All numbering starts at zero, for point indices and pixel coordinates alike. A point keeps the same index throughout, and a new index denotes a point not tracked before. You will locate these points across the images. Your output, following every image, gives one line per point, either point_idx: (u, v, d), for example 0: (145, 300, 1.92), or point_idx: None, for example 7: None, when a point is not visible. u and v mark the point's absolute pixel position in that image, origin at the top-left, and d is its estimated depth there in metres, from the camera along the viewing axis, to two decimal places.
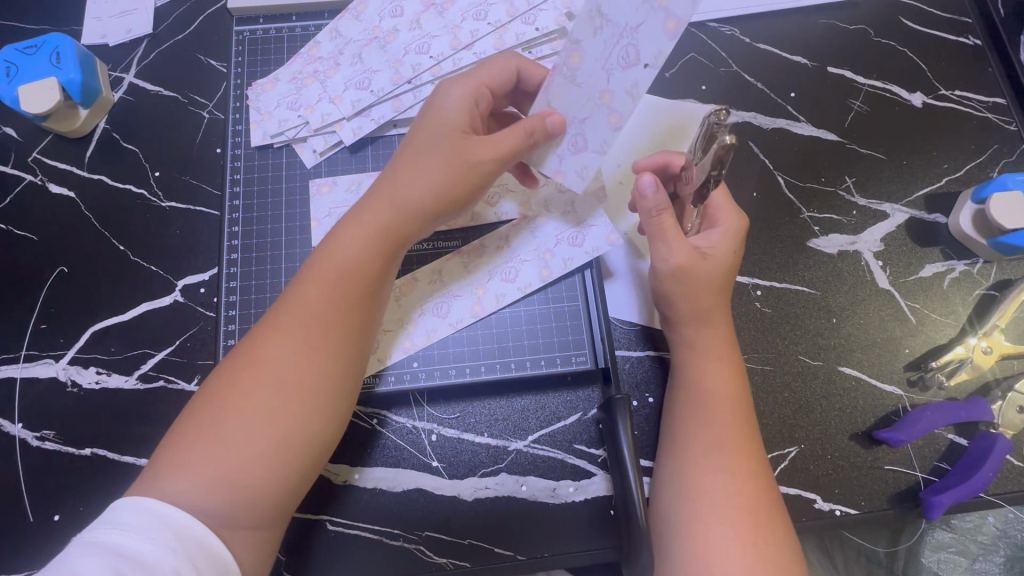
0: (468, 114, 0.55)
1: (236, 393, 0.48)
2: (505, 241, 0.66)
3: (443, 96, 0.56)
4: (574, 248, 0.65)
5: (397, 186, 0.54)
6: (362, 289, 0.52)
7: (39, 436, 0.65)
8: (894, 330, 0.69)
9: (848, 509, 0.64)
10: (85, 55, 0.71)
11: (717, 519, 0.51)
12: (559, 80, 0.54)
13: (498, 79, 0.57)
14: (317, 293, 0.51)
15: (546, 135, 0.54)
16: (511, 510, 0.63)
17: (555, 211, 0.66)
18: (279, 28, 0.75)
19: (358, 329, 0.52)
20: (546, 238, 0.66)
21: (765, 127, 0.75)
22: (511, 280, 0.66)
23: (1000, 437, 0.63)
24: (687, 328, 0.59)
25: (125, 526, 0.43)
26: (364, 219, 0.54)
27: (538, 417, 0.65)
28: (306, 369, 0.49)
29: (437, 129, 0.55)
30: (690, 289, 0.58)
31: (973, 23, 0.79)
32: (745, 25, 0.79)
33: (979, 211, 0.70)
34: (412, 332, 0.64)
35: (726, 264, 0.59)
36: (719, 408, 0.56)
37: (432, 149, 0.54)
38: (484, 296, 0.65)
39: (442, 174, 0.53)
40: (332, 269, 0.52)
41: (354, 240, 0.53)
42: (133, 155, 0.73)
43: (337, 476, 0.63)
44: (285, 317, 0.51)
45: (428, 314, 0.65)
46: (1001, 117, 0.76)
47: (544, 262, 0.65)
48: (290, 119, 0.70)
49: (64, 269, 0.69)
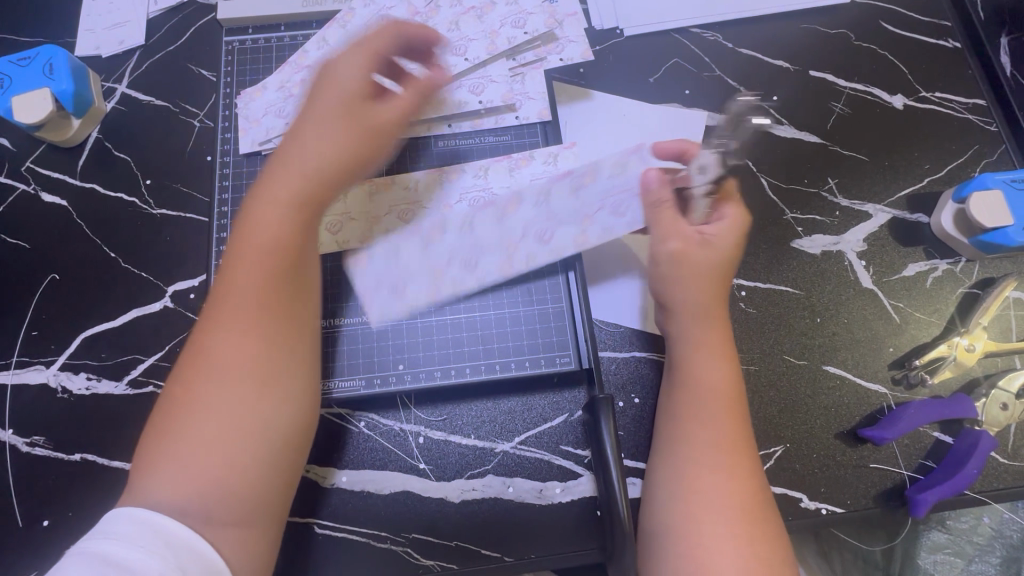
0: (367, 81, 0.57)
1: (188, 394, 0.48)
2: (545, 197, 0.66)
3: (337, 66, 0.57)
4: (614, 216, 0.63)
5: (297, 149, 0.55)
6: (290, 259, 0.52)
7: (30, 442, 0.65)
8: (878, 329, 0.70)
9: (834, 507, 0.65)
10: (78, 66, 0.72)
11: (712, 520, 0.51)
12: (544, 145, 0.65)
13: (385, 49, 0.58)
14: (243, 273, 0.51)
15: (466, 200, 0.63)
16: (497, 512, 0.63)
17: (603, 176, 0.64)
18: (268, 37, 0.76)
19: (291, 305, 0.52)
20: (587, 202, 0.64)
21: (748, 131, 0.76)
22: (543, 239, 0.64)
23: (983, 434, 0.63)
24: (686, 324, 0.60)
25: (116, 534, 0.43)
26: (280, 195, 0.53)
27: (525, 419, 0.65)
28: (248, 354, 0.49)
29: (335, 92, 0.56)
30: (689, 278, 0.61)
31: (953, 26, 0.81)
32: (728, 30, 0.80)
33: (960, 211, 0.70)
34: (438, 285, 0.64)
35: (726, 255, 0.61)
36: (715, 407, 0.56)
37: (321, 119, 0.55)
38: (515, 254, 0.64)
39: (328, 133, 0.55)
40: (253, 246, 0.52)
41: (275, 215, 0.52)
42: (125, 163, 0.74)
43: (325, 479, 0.63)
44: (221, 306, 0.50)
45: (452, 265, 0.64)
46: (982, 118, 0.77)
47: (579, 228, 0.64)
48: (278, 127, 0.71)
49: (55, 277, 0.70)
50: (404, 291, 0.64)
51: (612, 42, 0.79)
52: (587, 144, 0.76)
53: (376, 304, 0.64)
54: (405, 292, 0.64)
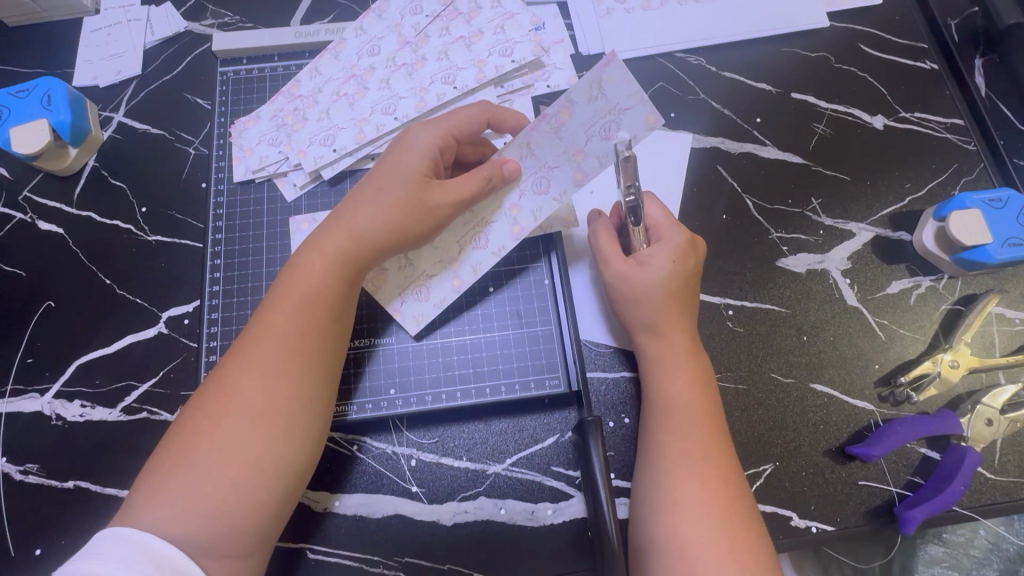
0: (432, 160, 0.58)
1: (206, 420, 0.50)
2: (527, 148, 0.59)
3: (411, 137, 0.59)
4: (606, 142, 0.57)
5: (361, 210, 0.57)
6: (325, 312, 0.55)
7: (23, 470, 0.65)
8: (864, 347, 0.71)
9: (824, 525, 0.65)
10: (75, 97, 0.73)
11: (693, 530, 0.52)
12: (544, 130, 0.58)
13: (466, 129, 0.61)
14: (282, 319, 0.54)
15: (503, 179, 0.59)
16: (490, 534, 0.64)
17: (580, 103, 0.56)
18: (262, 67, 0.78)
19: (321, 353, 0.54)
20: (573, 136, 0.58)
21: (732, 152, 0.78)
22: (544, 191, 0.60)
23: (970, 450, 0.64)
24: (645, 338, 0.62)
25: (100, 555, 0.43)
26: (324, 249, 0.56)
27: (516, 440, 0.66)
28: (274, 395, 0.51)
29: (400, 170, 0.57)
30: (635, 299, 0.62)
31: (929, 48, 0.83)
32: (710, 55, 0.82)
33: (940, 229, 0.72)
34: (458, 270, 0.64)
35: (665, 274, 0.61)
36: (685, 418, 0.57)
37: (390, 186, 0.57)
38: (520, 216, 0.62)
39: (385, 202, 0.57)
40: (295, 295, 0.55)
41: (319, 270, 0.55)
42: (121, 191, 0.75)
43: (317, 503, 0.63)
44: (254, 344, 0.53)
45: (466, 249, 0.64)
46: (960, 137, 0.79)
47: (576, 165, 0.59)
48: (272, 155, 0.73)
49: (52, 304, 0.71)
50: (428, 294, 0.65)
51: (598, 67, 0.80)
52: None
53: (408, 321, 0.65)
54: (429, 293, 0.65)
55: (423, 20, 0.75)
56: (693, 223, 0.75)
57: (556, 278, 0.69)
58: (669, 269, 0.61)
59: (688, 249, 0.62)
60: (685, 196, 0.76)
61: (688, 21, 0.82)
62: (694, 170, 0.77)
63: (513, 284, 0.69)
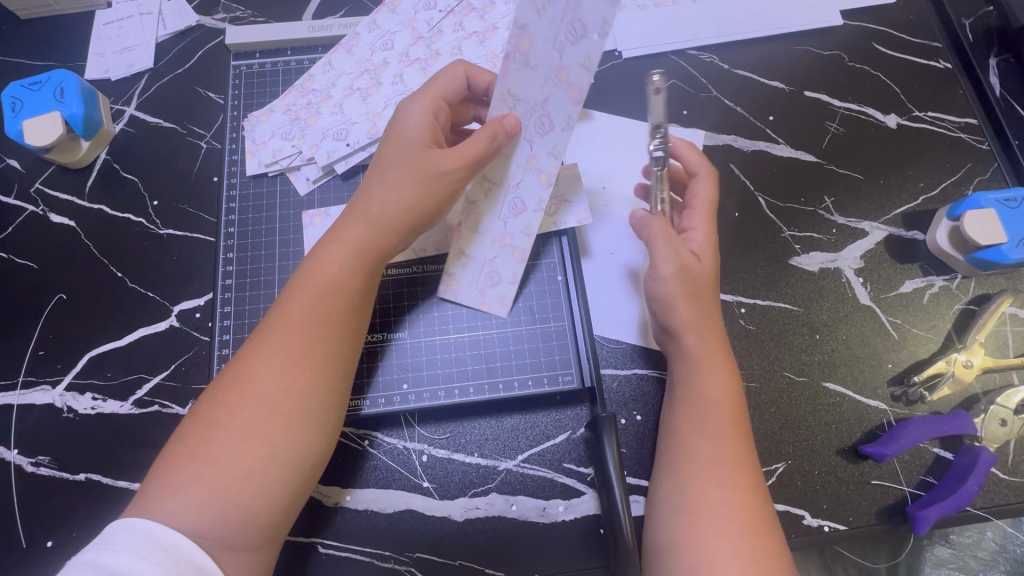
0: (430, 128, 0.58)
1: (226, 411, 0.50)
2: (511, 96, 0.55)
3: (402, 114, 0.59)
4: (579, 45, 0.50)
5: (375, 198, 0.57)
6: (344, 305, 0.55)
7: (35, 462, 0.65)
8: (877, 346, 0.70)
9: (836, 524, 0.65)
10: (88, 89, 0.73)
11: (719, 534, 0.52)
12: (516, 68, 0.54)
13: (452, 91, 0.60)
14: (300, 311, 0.53)
15: (508, 135, 0.55)
16: (501, 531, 0.64)
17: (534, 24, 0.52)
18: (275, 62, 0.78)
19: (339, 347, 0.54)
20: (545, 59, 0.52)
21: (745, 150, 0.77)
22: (550, 128, 0.55)
23: (983, 450, 0.64)
24: (686, 340, 0.60)
25: (116, 546, 0.43)
26: (344, 241, 0.56)
27: (528, 436, 0.66)
28: (292, 390, 0.51)
29: (401, 145, 0.57)
30: (684, 295, 0.59)
31: (943, 48, 0.82)
32: (723, 52, 0.82)
33: (954, 228, 0.72)
34: (512, 241, 0.62)
35: (711, 264, 0.62)
36: (718, 422, 0.57)
37: (397, 165, 0.57)
38: (541, 164, 0.57)
39: (402, 186, 0.56)
40: (314, 289, 0.54)
41: (341, 264, 0.55)
42: (133, 184, 0.75)
43: (328, 498, 0.63)
44: (274, 336, 0.53)
45: (508, 219, 0.61)
46: (974, 136, 0.79)
47: (564, 83, 0.52)
48: (284, 149, 0.73)
49: (63, 296, 0.71)
50: (499, 277, 0.64)
51: (611, 64, 0.81)
52: (585, 164, 0.76)
53: (495, 304, 0.66)
54: (498, 272, 0.64)
55: (436, 15, 0.75)
56: None
57: (569, 275, 0.69)
58: (711, 260, 0.62)
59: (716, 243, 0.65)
60: None
61: (702, 17, 0.82)
62: None
63: (524, 280, 0.69)
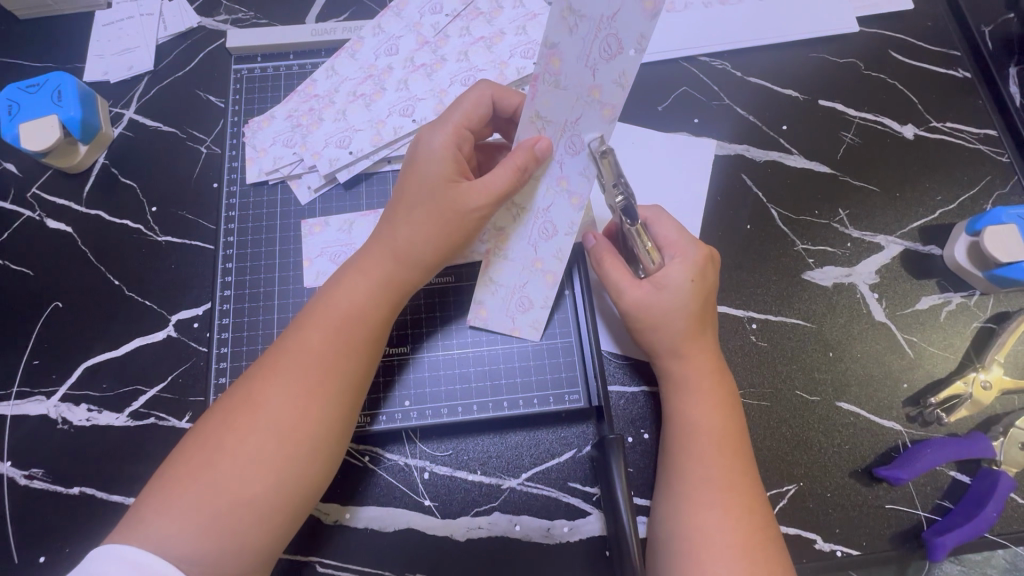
0: (454, 161, 0.55)
1: (231, 433, 0.49)
2: (539, 118, 0.52)
3: (425, 144, 0.56)
4: (614, 62, 0.47)
5: (400, 229, 0.55)
6: (361, 332, 0.53)
7: (28, 475, 0.64)
8: (892, 364, 0.68)
9: (849, 549, 0.63)
10: (86, 92, 0.72)
11: (716, 562, 0.50)
12: (544, 88, 0.50)
13: (475, 117, 0.57)
14: (309, 336, 0.52)
15: (537, 162, 0.53)
16: (503, 551, 0.62)
17: (564, 42, 0.48)
18: (276, 65, 0.77)
19: (350, 374, 0.52)
20: (577, 78, 0.49)
21: (758, 161, 0.75)
22: (580, 149, 0.53)
23: (1002, 474, 0.62)
24: (671, 363, 0.59)
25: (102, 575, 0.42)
26: (370, 272, 0.55)
27: (532, 454, 0.64)
28: (299, 416, 0.49)
29: (425, 181, 0.55)
30: (659, 322, 0.58)
31: (962, 56, 0.80)
32: (736, 59, 0.80)
33: (973, 244, 0.69)
34: (544, 266, 0.60)
35: (686, 294, 0.58)
36: (717, 448, 0.55)
37: (422, 202, 0.54)
38: (572, 186, 0.55)
39: (429, 222, 0.54)
40: (327, 314, 0.53)
41: (359, 288, 0.54)
42: (131, 190, 0.73)
43: (327, 515, 0.62)
44: (283, 359, 0.51)
45: (538, 244, 0.59)
46: (993, 148, 0.77)
47: (596, 102, 0.50)
48: (286, 156, 0.71)
49: (59, 304, 0.69)
50: (530, 303, 0.63)
51: None
52: None
53: (528, 330, 0.64)
54: (531, 299, 0.63)
55: (443, 19, 0.73)
56: (717, 233, 0.73)
57: (576, 287, 0.67)
58: (689, 288, 0.58)
59: (706, 265, 0.59)
60: (708, 206, 0.74)
61: (714, 23, 0.80)
62: (718, 179, 0.75)
63: None
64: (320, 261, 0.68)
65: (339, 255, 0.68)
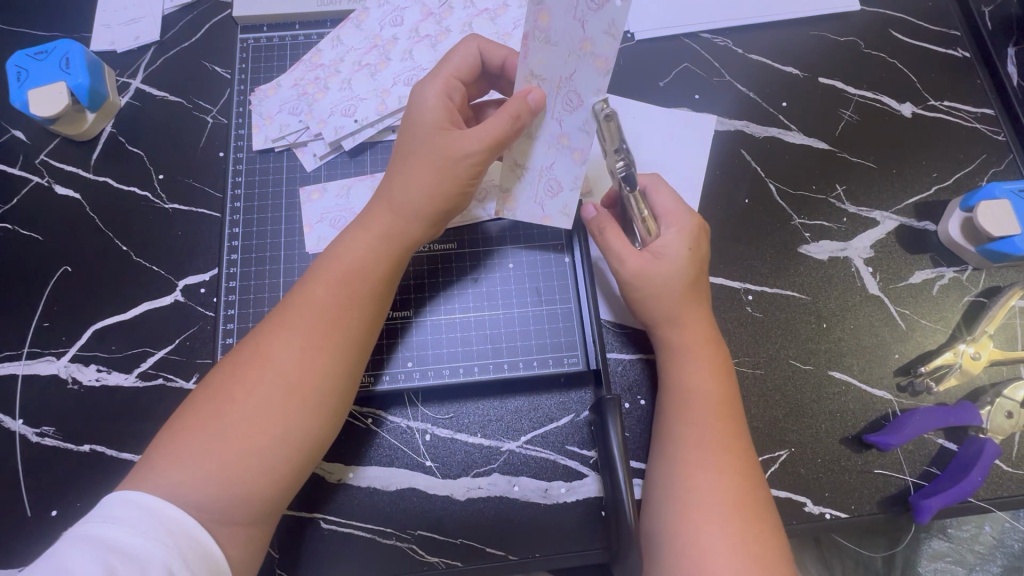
0: (446, 109, 0.56)
1: (240, 385, 0.50)
2: (535, 75, 0.53)
3: (417, 97, 0.57)
4: (600, 13, 0.49)
5: (399, 181, 0.56)
6: (366, 288, 0.54)
7: (39, 432, 0.66)
8: (885, 336, 0.70)
9: (838, 512, 0.65)
10: (93, 61, 0.73)
11: (707, 518, 0.52)
12: (534, 45, 0.52)
13: (464, 69, 0.58)
14: (319, 293, 0.53)
15: (531, 113, 0.53)
16: (502, 511, 0.64)
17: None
18: (282, 36, 0.77)
19: (357, 332, 0.54)
20: (567, 33, 0.50)
21: (757, 136, 0.76)
22: (578, 104, 0.54)
23: (988, 441, 0.64)
24: (666, 331, 0.61)
25: (115, 519, 0.44)
26: (370, 226, 0.56)
27: (531, 418, 0.66)
28: (310, 369, 0.51)
29: (418, 129, 0.55)
30: (654, 294, 0.60)
31: (962, 36, 0.81)
32: (738, 36, 0.80)
33: (967, 219, 0.71)
34: (571, 142, 0.56)
35: (681, 263, 0.59)
36: (708, 410, 0.57)
37: (419, 150, 0.55)
38: (571, 143, 0.56)
39: (430, 173, 0.55)
40: (339, 272, 0.54)
41: (363, 246, 0.55)
42: (138, 158, 0.74)
43: (331, 474, 0.64)
44: (290, 315, 0.53)
45: (562, 117, 0.55)
46: (990, 127, 0.78)
47: (590, 54, 0.51)
48: (292, 124, 0.72)
49: (68, 268, 0.71)
50: (559, 184, 0.59)
51: (623, 46, 0.79)
52: None
53: (559, 218, 0.61)
54: (560, 181, 0.59)
55: None
56: (715, 205, 0.74)
57: (576, 255, 0.69)
58: (685, 257, 0.59)
59: (699, 234, 0.61)
60: (708, 179, 0.75)
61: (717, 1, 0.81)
62: (718, 153, 0.76)
63: (532, 260, 0.69)
64: (320, 227, 0.70)
65: (339, 220, 0.70)
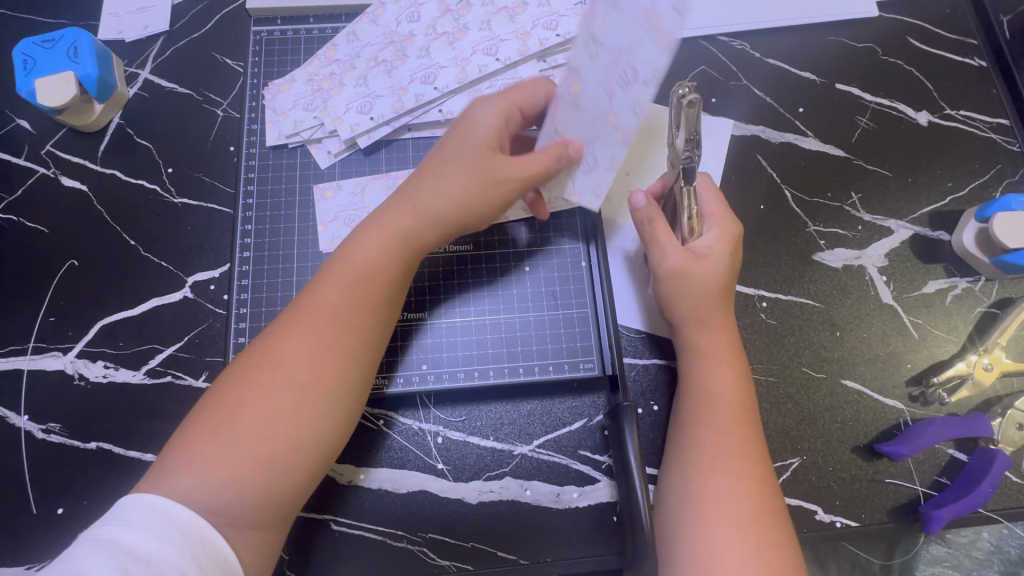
0: (498, 132, 0.56)
1: (252, 389, 0.49)
2: (593, 41, 0.51)
3: (473, 114, 0.57)
4: None
5: (429, 190, 0.55)
6: (379, 290, 0.54)
7: (45, 429, 0.65)
8: (897, 345, 0.70)
9: (848, 521, 0.65)
10: (101, 50, 0.71)
11: (724, 526, 0.52)
12: (603, 7, 0.50)
13: (531, 98, 0.58)
14: (339, 295, 0.53)
15: (569, 160, 0.56)
16: (514, 515, 0.63)
17: None
18: (296, 29, 0.76)
19: (371, 334, 0.53)
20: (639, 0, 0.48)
21: (773, 142, 0.76)
22: (630, 80, 0.51)
23: (999, 453, 0.64)
24: (692, 334, 0.60)
25: (130, 523, 0.43)
26: (385, 226, 0.55)
27: (544, 422, 0.66)
28: (322, 372, 0.50)
29: (467, 144, 0.56)
30: (688, 295, 0.60)
31: (979, 45, 0.81)
32: (755, 40, 0.80)
33: (982, 230, 0.70)
34: (616, 120, 0.54)
35: (722, 265, 0.60)
36: (726, 416, 0.57)
37: (460, 164, 0.55)
38: (617, 121, 0.54)
39: (464, 188, 0.55)
40: (351, 272, 0.54)
41: (377, 245, 0.55)
42: (147, 150, 0.73)
43: (342, 476, 0.63)
44: (302, 316, 0.52)
45: (613, 91, 0.52)
46: (1005, 137, 0.77)
47: (654, 26, 0.48)
48: (306, 120, 0.71)
49: (75, 262, 0.69)
50: (595, 163, 0.58)
51: None
52: None
53: (587, 198, 0.60)
54: (597, 158, 0.57)
55: None
56: (731, 211, 0.74)
57: (592, 260, 0.69)
58: (725, 261, 0.61)
59: (738, 241, 0.62)
60: (723, 184, 0.74)
61: (736, 4, 0.80)
62: (735, 158, 0.75)
63: (548, 264, 0.68)
64: (334, 225, 0.69)
65: (352, 219, 0.69)
